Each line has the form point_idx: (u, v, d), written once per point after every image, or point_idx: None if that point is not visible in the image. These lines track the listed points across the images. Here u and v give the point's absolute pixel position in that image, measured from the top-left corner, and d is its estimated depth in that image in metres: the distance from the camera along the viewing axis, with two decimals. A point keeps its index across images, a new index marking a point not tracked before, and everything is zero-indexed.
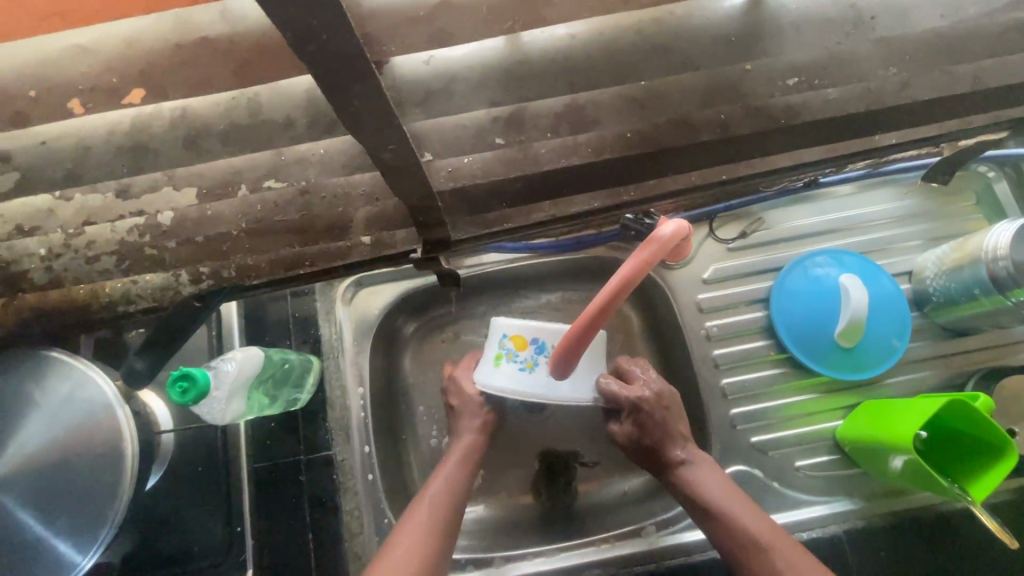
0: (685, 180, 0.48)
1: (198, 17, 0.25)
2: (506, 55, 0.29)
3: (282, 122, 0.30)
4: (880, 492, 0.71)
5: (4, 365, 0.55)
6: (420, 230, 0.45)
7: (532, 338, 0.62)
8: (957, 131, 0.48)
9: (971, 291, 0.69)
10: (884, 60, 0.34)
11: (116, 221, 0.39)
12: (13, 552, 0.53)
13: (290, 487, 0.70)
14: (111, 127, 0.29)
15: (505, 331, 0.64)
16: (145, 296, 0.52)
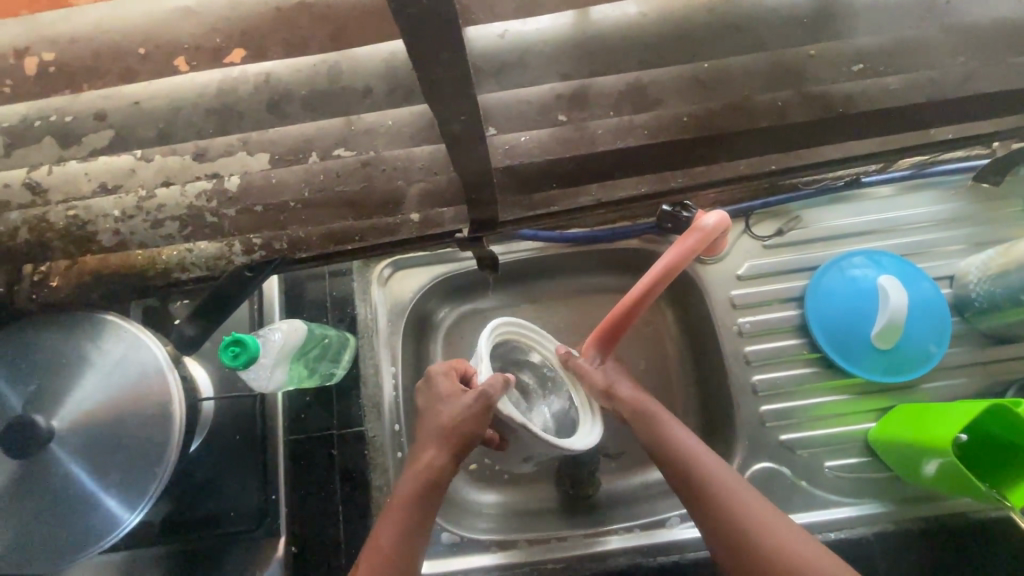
0: (733, 169, 0.49)
1: None
2: (581, 29, 0.29)
3: (361, 91, 0.31)
4: (912, 496, 0.70)
5: (61, 326, 0.57)
6: (471, 208, 0.46)
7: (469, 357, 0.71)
8: (1017, 128, 0.47)
9: (1016, 296, 0.68)
10: (953, 48, 0.34)
11: (187, 185, 0.41)
12: (67, 503, 0.55)
13: (323, 460, 0.71)
14: (205, 88, 0.31)
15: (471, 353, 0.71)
16: (198, 264, 0.55)
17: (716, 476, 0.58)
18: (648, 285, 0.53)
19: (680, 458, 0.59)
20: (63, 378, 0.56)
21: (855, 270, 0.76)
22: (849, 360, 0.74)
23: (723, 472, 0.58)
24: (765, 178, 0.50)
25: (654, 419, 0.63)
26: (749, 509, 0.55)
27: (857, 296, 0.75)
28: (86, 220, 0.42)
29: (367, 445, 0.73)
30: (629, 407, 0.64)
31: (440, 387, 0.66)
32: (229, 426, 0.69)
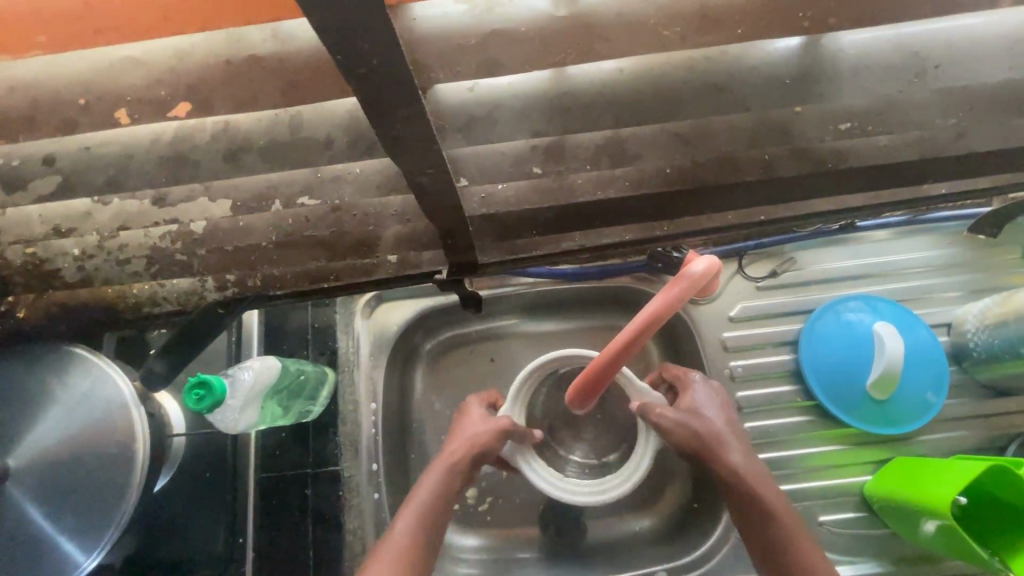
0: (722, 218, 0.47)
1: (250, 36, 0.25)
2: (551, 86, 0.28)
3: (322, 141, 0.30)
4: (911, 556, 0.67)
5: (26, 359, 0.55)
6: (449, 252, 0.45)
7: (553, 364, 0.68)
8: (1015, 183, 0.45)
9: (1016, 349, 0.66)
10: (940, 109, 0.33)
11: (150, 228, 0.39)
12: (19, 545, 0.53)
13: (295, 501, 0.68)
14: (156, 136, 0.29)
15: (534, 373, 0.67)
16: (170, 299, 0.53)
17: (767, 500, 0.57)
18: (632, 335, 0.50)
19: (734, 479, 0.58)
20: (24, 413, 0.54)
21: (851, 314, 0.75)
22: (845, 409, 0.72)
23: (772, 494, 0.57)
24: (756, 227, 0.48)
25: (714, 434, 0.60)
26: (787, 535, 0.55)
27: (853, 339, 0.73)
28: (46, 259, 0.41)
29: (343, 486, 0.70)
30: (702, 443, 0.59)
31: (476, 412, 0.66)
32: (198, 464, 0.66)
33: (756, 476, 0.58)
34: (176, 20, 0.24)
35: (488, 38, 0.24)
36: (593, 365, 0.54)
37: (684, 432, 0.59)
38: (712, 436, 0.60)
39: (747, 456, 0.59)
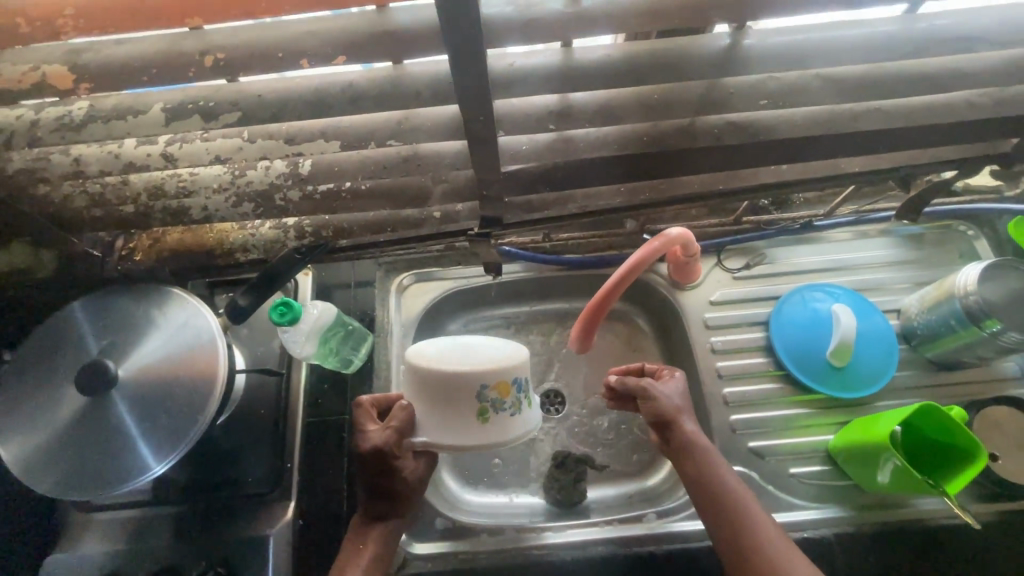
0: (690, 187, 0.62)
1: (389, 15, 0.39)
2: (562, 60, 0.44)
3: (413, 93, 0.44)
4: (872, 504, 0.76)
5: (135, 295, 0.68)
6: (482, 205, 0.59)
7: (513, 382, 0.62)
8: (911, 165, 0.60)
9: (949, 325, 0.79)
10: (831, 91, 0.48)
11: (272, 167, 0.54)
12: (113, 446, 0.62)
13: (334, 441, 0.79)
14: (306, 87, 0.43)
15: (485, 381, 0.61)
16: (258, 247, 0.67)
17: (765, 535, 0.62)
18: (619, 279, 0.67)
19: (725, 502, 0.64)
20: (131, 336, 0.66)
21: (815, 300, 0.87)
22: (811, 378, 0.83)
23: (773, 534, 0.62)
24: (716, 199, 0.62)
25: (715, 468, 0.66)
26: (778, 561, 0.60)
27: (816, 320, 0.86)
28: (190, 190, 0.55)
29: None
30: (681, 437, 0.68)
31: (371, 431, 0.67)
32: (255, 402, 0.77)
33: (761, 519, 0.63)
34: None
35: (528, 23, 0.39)
36: (581, 317, 0.71)
37: (667, 407, 0.70)
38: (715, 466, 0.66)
39: (744, 496, 0.65)
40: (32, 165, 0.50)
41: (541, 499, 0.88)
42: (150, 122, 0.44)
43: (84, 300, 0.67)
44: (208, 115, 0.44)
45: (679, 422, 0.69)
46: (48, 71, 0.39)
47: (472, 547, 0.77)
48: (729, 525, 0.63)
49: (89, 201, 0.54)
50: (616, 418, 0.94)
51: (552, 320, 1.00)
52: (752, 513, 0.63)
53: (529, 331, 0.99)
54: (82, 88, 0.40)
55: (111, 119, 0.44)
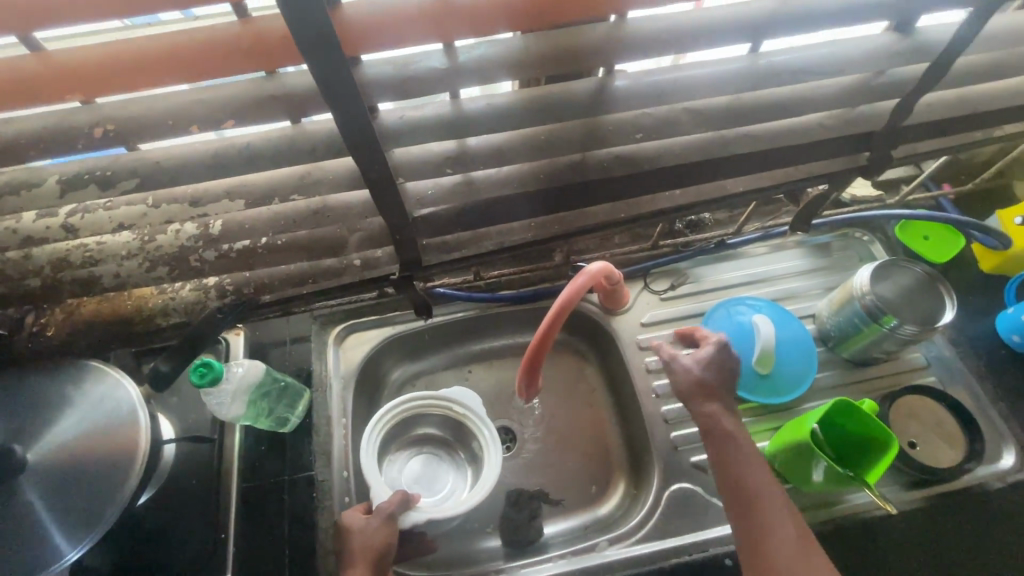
0: (596, 218, 0.66)
1: (274, 82, 0.41)
2: (447, 110, 0.47)
3: (308, 149, 0.46)
4: (813, 504, 0.78)
5: (49, 372, 0.65)
6: (399, 249, 0.61)
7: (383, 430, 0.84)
8: (787, 182, 0.67)
9: (855, 323, 0.84)
10: (694, 121, 0.54)
11: (180, 230, 0.54)
12: (22, 537, 0.59)
13: (274, 505, 0.76)
14: (203, 150, 0.45)
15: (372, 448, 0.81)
16: (179, 310, 0.66)
17: (794, 551, 0.60)
18: (552, 318, 0.67)
19: (758, 514, 0.62)
20: (42, 416, 0.63)
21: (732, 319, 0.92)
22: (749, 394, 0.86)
23: (803, 554, 0.59)
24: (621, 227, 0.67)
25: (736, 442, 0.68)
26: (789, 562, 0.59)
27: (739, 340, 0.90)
28: (97, 259, 0.55)
29: (317, 489, 0.78)
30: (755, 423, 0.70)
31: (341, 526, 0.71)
32: (185, 472, 0.74)
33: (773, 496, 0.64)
34: (239, 67, 0.39)
35: (405, 79, 0.43)
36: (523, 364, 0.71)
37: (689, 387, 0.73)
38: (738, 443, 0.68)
39: (785, 513, 0.62)
40: None
41: (498, 543, 0.86)
42: (46, 195, 0.45)
43: None
44: (104, 183, 0.45)
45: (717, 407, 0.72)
46: None
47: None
48: (754, 534, 0.62)
49: None
50: (565, 449, 0.95)
51: (495, 359, 1.01)
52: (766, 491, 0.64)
53: (474, 371, 1.00)
54: None
55: (4, 195, 0.45)
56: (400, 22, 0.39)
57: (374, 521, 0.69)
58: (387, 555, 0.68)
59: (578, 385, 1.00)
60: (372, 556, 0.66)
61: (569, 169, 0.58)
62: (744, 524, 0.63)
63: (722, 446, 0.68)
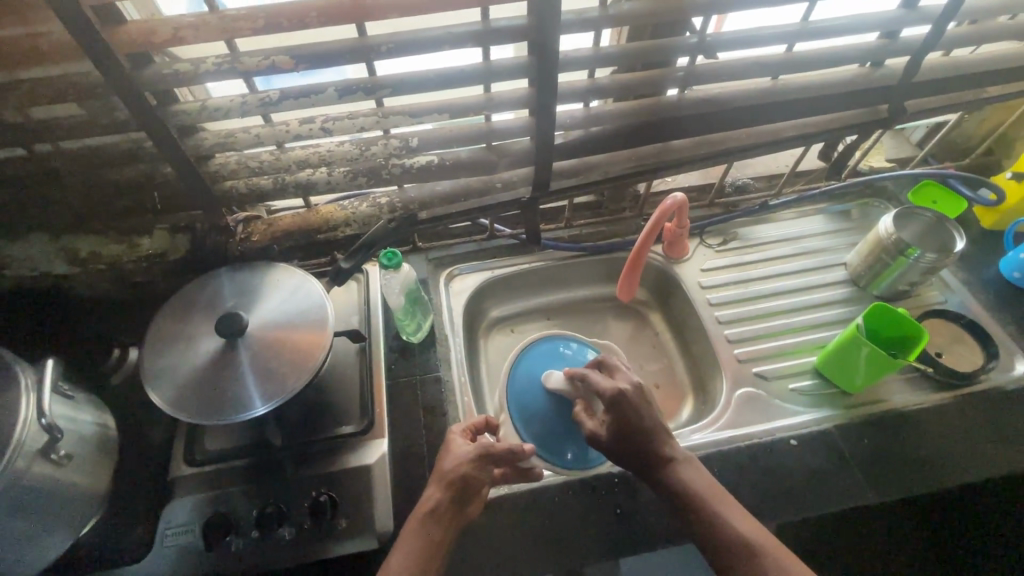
0: (679, 156, 0.87)
1: (493, 25, 0.64)
2: (591, 54, 0.70)
3: (504, 72, 0.68)
4: (857, 402, 0.93)
5: (253, 271, 0.83)
6: (535, 170, 0.80)
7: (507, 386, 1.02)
8: (823, 129, 0.87)
9: (884, 261, 1.01)
10: (755, 70, 0.77)
11: (387, 142, 0.74)
12: (241, 386, 0.73)
13: (411, 396, 0.91)
14: (432, 73, 0.67)
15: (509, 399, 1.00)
16: (357, 220, 0.84)
17: (757, 542, 0.68)
18: (642, 242, 0.84)
19: (721, 531, 0.69)
20: (256, 297, 0.80)
21: (566, 349, 1.07)
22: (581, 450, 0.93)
23: (766, 547, 0.67)
24: (698, 162, 0.87)
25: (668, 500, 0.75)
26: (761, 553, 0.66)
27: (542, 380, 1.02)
28: (326, 161, 0.74)
29: (443, 386, 0.93)
30: (613, 440, 0.79)
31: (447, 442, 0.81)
32: (341, 364, 0.90)
33: (710, 525, 0.70)
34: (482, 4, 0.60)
35: (574, 23, 0.66)
36: (623, 273, 0.86)
37: (620, 417, 0.78)
38: (675, 499, 0.74)
39: (738, 513, 0.71)
40: (221, 140, 0.69)
41: None
42: (326, 99, 0.65)
43: (217, 271, 0.82)
44: (366, 91, 0.65)
45: (661, 464, 0.76)
46: (278, 59, 0.60)
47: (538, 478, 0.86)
48: (723, 549, 0.68)
49: (249, 174, 0.73)
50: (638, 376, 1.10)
51: (573, 305, 1.18)
52: (695, 522, 0.72)
53: (555, 317, 1.17)
54: (296, 69, 0.61)
55: (297, 98, 0.65)
56: None
57: (472, 453, 0.77)
58: (471, 488, 0.75)
59: (644, 328, 1.16)
60: (458, 482, 0.74)
61: (668, 108, 0.79)
62: (712, 543, 0.70)
63: (675, 480, 0.75)
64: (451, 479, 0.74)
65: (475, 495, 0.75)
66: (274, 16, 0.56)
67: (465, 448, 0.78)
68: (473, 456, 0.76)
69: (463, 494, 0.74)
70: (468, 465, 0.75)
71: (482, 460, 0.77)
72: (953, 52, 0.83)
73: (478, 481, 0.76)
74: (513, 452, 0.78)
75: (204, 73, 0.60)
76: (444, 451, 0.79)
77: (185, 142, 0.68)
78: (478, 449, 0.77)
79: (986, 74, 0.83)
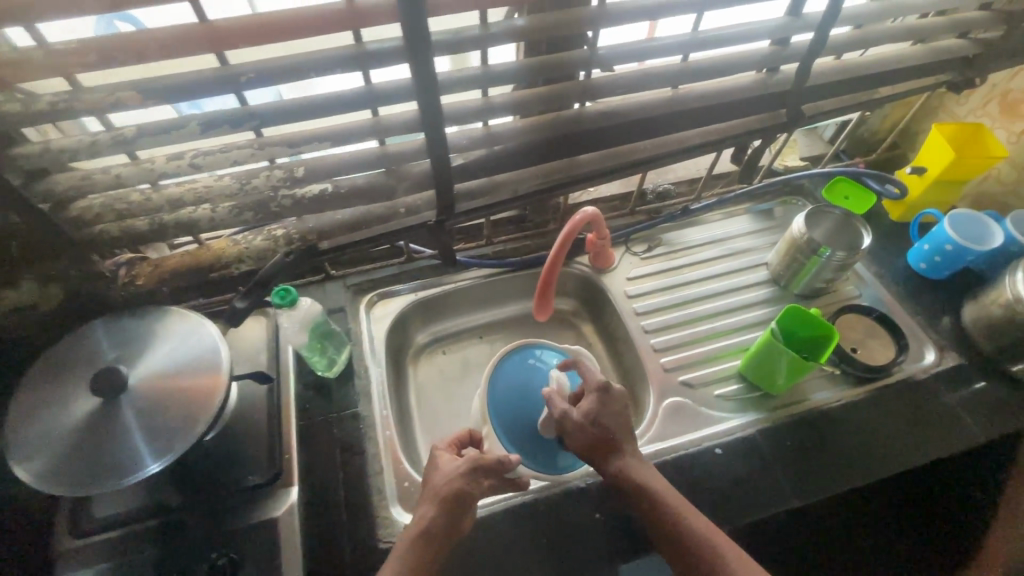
0: (587, 169, 0.85)
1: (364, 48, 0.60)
2: (478, 72, 0.68)
3: (384, 96, 0.64)
4: (780, 404, 0.94)
5: (141, 318, 0.77)
6: (436, 193, 0.77)
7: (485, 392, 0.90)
8: (726, 136, 0.88)
9: (799, 261, 1.03)
10: (651, 81, 0.76)
11: (270, 175, 0.69)
12: (125, 447, 0.67)
13: (327, 436, 0.86)
14: (306, 102, 0.63)
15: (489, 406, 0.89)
16: (252, 256, 0.79)
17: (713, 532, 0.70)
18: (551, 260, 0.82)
19: (683, 520, 0.71)
20: (144, 346, 0.74)
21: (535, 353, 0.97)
22: (557, 454, 0.88)
23: (725, 540, 0.70)
24: (607, 175, 0.85)
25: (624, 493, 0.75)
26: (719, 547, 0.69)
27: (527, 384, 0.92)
28: (204, 198, 0.69)
29: (363, 422, 0.89)
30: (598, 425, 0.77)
31: (434, 460, 0.78)
32: (247, 409, 0.84)
33: (671, 517, 0.71)
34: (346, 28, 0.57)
35: (453, 43, 0.63)
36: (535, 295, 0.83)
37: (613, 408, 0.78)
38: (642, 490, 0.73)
39: (697, 508, 0.73)
40: (76, 184, 0.63)
41: None
42: (188, 134, 0.60)
43: (99, 321, 0.76)
44: (233, 124, 0.61)
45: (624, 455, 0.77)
46: (122, 96, 0.55)
47: (502, 497, 0.84)
48: (683, 539, 0.70)
49: (116, 217, 0.67)
50: None
51: (504, 322, 1.16)
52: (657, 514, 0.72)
53: (486, 336, 1.14)
54: (146, 105, 0.56)
55: (155, 135, 0.59)
56: None
57: (460, 468, 0.74)
58: (466, 504, 0.72)
59: (577, 341, 1.15)
60: (447, 501, 0.71)
61: (568, 122, 0.77)
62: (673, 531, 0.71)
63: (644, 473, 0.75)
64: (441, 497, 0.71)
65: (468, 512, 0.72)
66: (106, 50, 0.51)
67: (454, 464, 0.75)
68: (463, 471, 0.73)
69: (455, 511, 0.71)
70: (457, 481, 0.72)
71: (473, 474, 0.74)
72: (843, 56, 0.84)
73: (472, 495, 0.72)
74: (501, 462, 0.75)
75: (38, 115, 0.54)
76: (433, 469, 0.76)
77: (32, 189, 0.62)
78: (468, 463, 0.74)
79: (874, 76, 0.85)
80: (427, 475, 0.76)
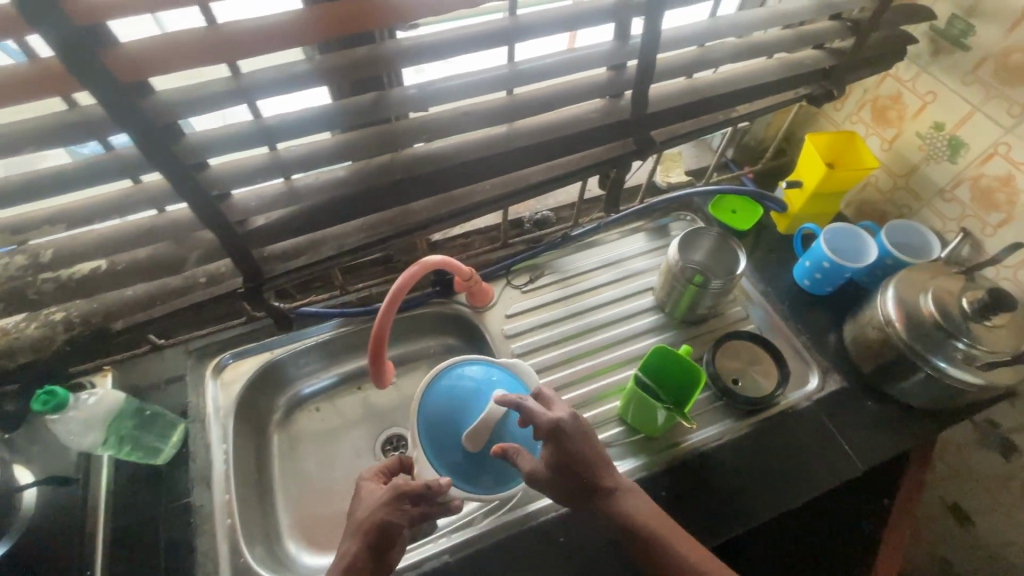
0: (425, 215, 0.76)
1: (72, 115, 0.50)
2: (246, 126, 0.57)
3: (122, 167, 0.54)
4: (662, 446, 0.88)
5: None
6: (235, 261, 0.67)
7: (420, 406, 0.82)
8: (576, 168, 0.80)
9: (676, 288, 0.98)
10: (470, 121, 0.67)
11: (7, 263, 0.58)
12: None
13: (149, 536, 0.76)
14: (17, 183, 0.52)
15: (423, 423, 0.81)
16: (25, 348, 0.68)
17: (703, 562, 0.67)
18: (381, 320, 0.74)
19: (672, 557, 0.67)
20: None
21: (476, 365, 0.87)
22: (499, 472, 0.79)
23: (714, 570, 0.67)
24: (446, 221, 0.77)
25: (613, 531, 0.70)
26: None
27: (469, 392, 0.84)
28: None
29: (195, 514, 0.79)
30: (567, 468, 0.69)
31: (364, 487, 0.73)
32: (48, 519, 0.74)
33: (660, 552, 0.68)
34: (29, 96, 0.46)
35: (194, 100, 0.52)
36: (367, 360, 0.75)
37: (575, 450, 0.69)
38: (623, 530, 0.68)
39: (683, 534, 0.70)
40: None
41: None
42: None
43: None
44: None
45: (604, 494, 0.70)
46: None
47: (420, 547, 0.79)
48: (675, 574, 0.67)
49: None
50: None
51: None
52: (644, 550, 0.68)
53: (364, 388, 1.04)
54: None
55: None
56: (174, 51, 0.47)
57: (386, 494, 0.68)
58: (393, 532, 0.66)
59: None
60: (368, 531, 0.65)
61: (384, 170, 0.68)
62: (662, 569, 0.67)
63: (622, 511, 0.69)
64: (365, 526, 0.65)
65: (395, 541, 0.66)
66: None
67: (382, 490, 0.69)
68: (388, 497, 0.67)
69: (381, 541, 0.65)
70: (383, 507, 0.67)
71: (399, 500, 0.68)
72: (693, 76, 0.77)
73: (398, 525, 0.66)
74: (431, 487, 0.68)
75: None
76: (358, 500, 0.70)
77: None
78: (394, 488, 0.68)
79: (724, 96, 0.80)
80: (353, 506, 0.70)
